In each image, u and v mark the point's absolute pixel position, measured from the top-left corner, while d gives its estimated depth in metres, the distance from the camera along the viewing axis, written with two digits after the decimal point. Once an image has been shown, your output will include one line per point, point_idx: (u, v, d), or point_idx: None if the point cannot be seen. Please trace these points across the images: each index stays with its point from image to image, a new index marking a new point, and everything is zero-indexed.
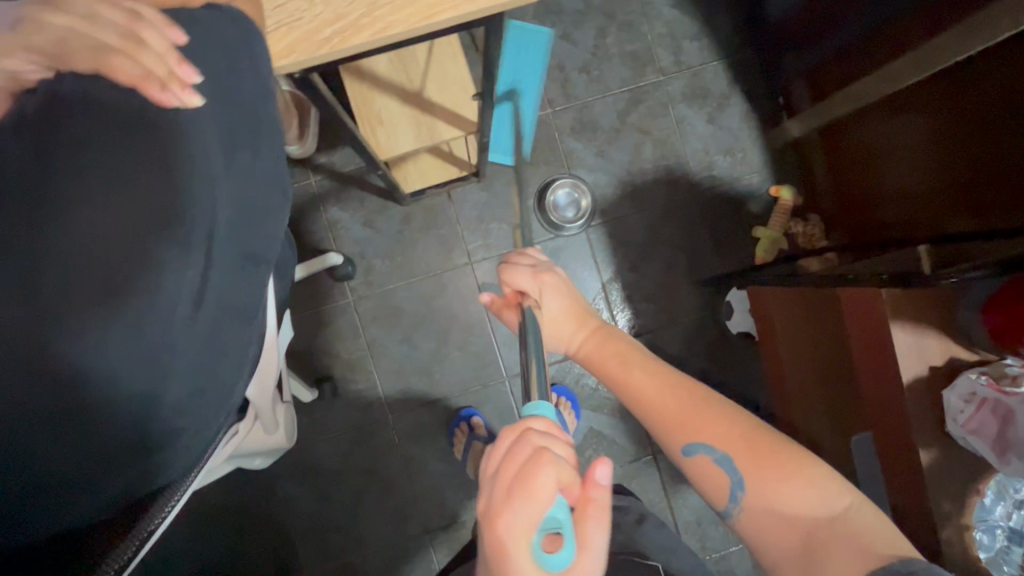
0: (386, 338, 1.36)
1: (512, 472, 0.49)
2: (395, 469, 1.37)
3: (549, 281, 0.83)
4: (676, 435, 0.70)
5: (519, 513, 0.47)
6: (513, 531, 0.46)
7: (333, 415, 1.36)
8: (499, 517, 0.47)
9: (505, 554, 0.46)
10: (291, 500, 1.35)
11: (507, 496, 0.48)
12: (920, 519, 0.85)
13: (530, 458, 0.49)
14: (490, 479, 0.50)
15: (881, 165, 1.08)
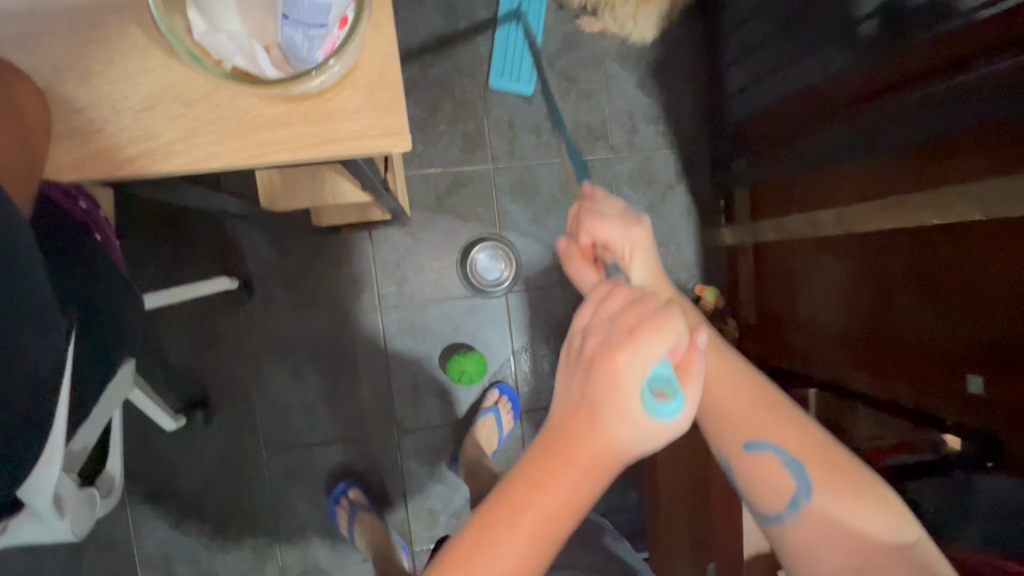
0: (270, 375, 1.22)
1: (631, 313, 0.44)
2: (259, 514, 1.23)
3: (640, 237, 0.62)
4: (738, 430, 0.59)
5: (644, 350, 0.42)
6: (629, 367, 0.42)
7: (196, 448, 1.20)
8: (620, 349, 0.42)
9: (614, 385, 0.42)
10: (134, 531, 1.19)
11: (629, 332, 0.43)
12: None
13: (643, 311, 0.44)
14: (603, 323, 0.45)
15: (798, 296, 1.11)
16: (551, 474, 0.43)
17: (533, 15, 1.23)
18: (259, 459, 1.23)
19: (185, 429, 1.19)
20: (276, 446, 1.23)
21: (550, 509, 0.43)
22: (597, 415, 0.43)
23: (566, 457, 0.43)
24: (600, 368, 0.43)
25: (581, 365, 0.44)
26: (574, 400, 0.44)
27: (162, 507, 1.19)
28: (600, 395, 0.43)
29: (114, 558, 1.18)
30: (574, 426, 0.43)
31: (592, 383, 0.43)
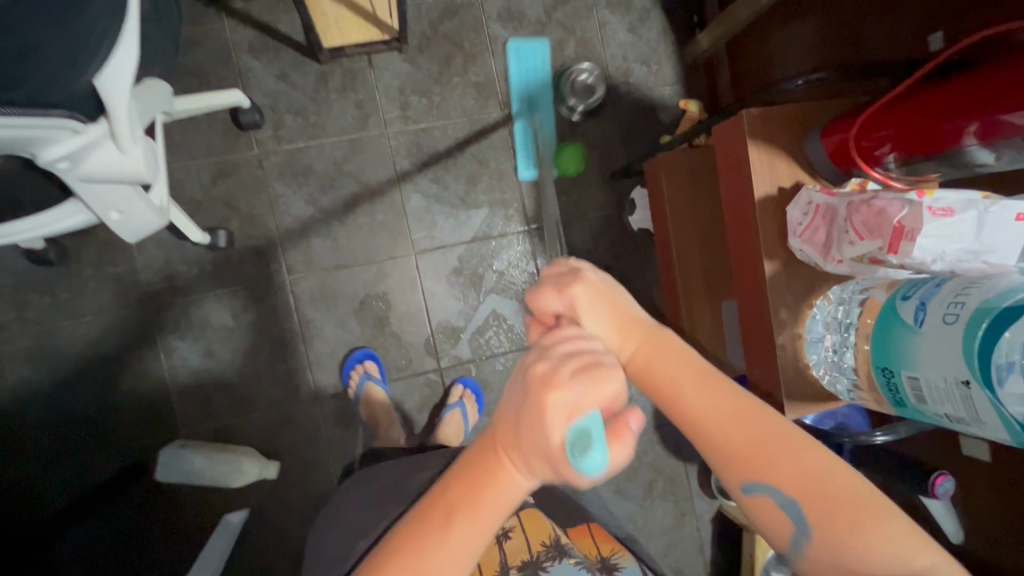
0: (287, 201, 1.27)
1: (574, 361, 0.49)
2: (290, 334, 1.27)
3: (580, 294, 0.58)
4: (735, 468, 0.54)
5: (575, 392, 0.46)
6: (556, 404, 0.46)
7: (225, 272, 1.24)
8: (553, 388, 0.47)
9: (537, 415, 0.46)
10: (172, 354, 1.22)
11: (569, 376, 0.47)
12: (759, 337, 0.87)
13: (594, 361, 0.49)
14: (553, 354, 0.50)
15: (776, 67, 1.23)
16: (495, 460, 0.52)
17: (543, 100, 1.36)
18: (283, 284, 1.27)
19: (209, 257, 1.23)
20: (299, 269, 1.28)
21: (484, 517, 0.52)
22: (518, 432, 0.49)
23: (505, 445, 0.51)
24: (533, 399, 0.47)
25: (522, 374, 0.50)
26: (512, 411, 0.50)
27: (197, 331, 1.23)
28: (529, 419, 0.48)
29: (151, 388, 1.22)
30: (503, 438, 0.51)
31: (525, 418, 0.48)
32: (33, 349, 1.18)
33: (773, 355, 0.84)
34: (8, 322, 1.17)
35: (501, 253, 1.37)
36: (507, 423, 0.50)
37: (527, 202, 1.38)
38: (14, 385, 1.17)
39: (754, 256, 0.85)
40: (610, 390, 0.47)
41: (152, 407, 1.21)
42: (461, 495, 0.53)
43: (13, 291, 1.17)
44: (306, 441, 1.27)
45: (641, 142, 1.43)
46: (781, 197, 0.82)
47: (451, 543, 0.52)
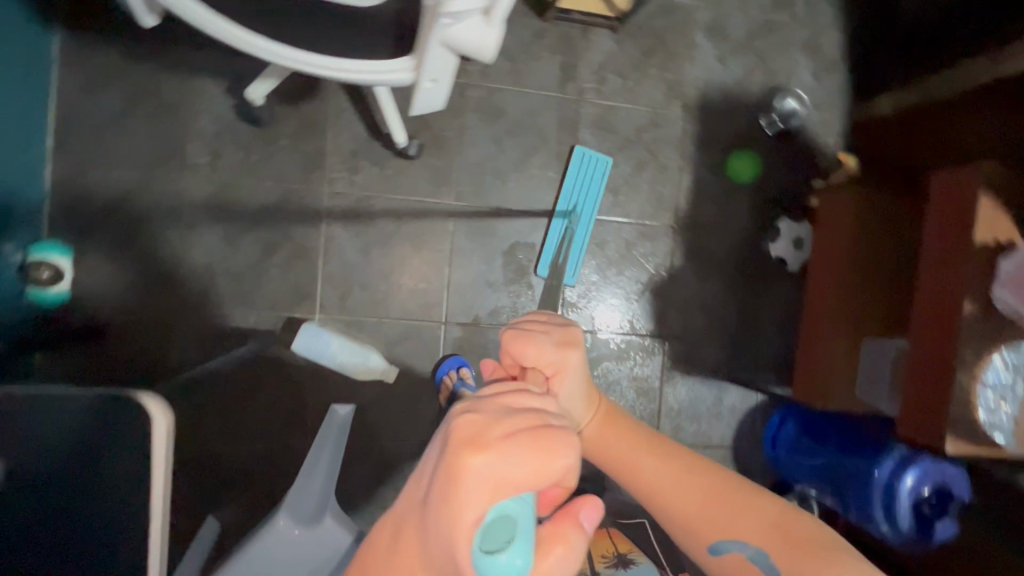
0: (473, 134, 1.33)
1: (523, 418, 0.39)
2: (439, 255, 1.33)
3: (573, 359, 0.59)
4: (701, 532, 0.57)
5: (505, 462, 0.36)
6: (483, 475, 0.35)
7: (402, 179, 1.30)
8: (478, 450, 0.36)
9: (455, 485, 0.35)
10: (331, 240, 1.27)
11: (503, 435, 0.37)
12: (931, 372, 0.93)
13: (541, 423, 0.39)
14: (492, 409, 0.40)
15: (915, 150, 1.31)
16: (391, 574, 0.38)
17: (584, 222, 1.38)
18: (447, 208, 1.33)
19: (393, 162, 1.29)
20: (465, 199, 1.33)
21: None
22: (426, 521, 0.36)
23: (405, 544, 0.38)
24: (447, 467, 0.36)
25: (444, 429, 0.40)
26: (422, 485, 0.39)
27: (358, 226, 1.28)
28: (434, 498, 0.36)
29: (305, 267, 1.26)
30: (407, 532, 0.38)
31: (436, 491, 0.36)
32: (212, 198, 1.22)
33: (948, 390, 0.89)
34: (199, 165, 1.21)
35: (643, 242, 1.43)
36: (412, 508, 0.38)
37: (680, 202, 1.45)
38: (186, 225, 1.20)
39: (954, 295, 0.91)
40: (551, 471, 0.36)
41: (300, 285, 1.26)
42: None
43: (212, 138, 1.21)
44: (423, 359, 1.32)
45: (796, 179, 1.50)
46: (997, 249, 0.89)
47: None
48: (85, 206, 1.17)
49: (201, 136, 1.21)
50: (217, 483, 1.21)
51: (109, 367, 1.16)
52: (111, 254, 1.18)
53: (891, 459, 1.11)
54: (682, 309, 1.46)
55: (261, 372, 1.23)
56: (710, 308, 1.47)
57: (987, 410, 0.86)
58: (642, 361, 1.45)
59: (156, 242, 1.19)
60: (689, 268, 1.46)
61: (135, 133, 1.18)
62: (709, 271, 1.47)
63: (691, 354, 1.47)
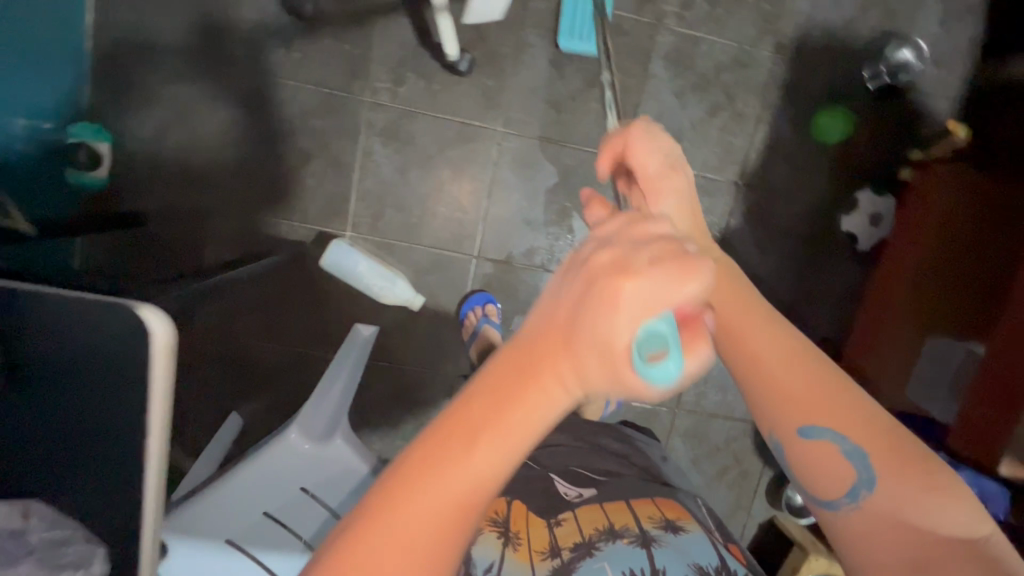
0: (531, 53, 1.20)
1: (655, 246, 0.35)
2: (480, 184, 1.25)
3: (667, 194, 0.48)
4: (798, 412, 0.51)
5: (658, 285, 0.33)
6: (636, 293, 0.33)
7: (448, 96, 1.20)
8: (628, 277, 0.33)
9: (609, 304, 0.33)
10: (368, 154, 1.21)
11: (647, 263, 0.34)
12: (995, 386, 0.84)
13: (676, 249, 0.35)
14: (623, 238, 0.36)
15: None
16: (532, 375, 0.36)
17: None
18: (494, 135, 1.23)
19: (441, 78, 1.19)
20: (513, 126, 1.23)
21: (513, 432, 0.37)
22: (575, 336, 0.34)
23: (551, 358, 0.36)
24: (597, 290, 0.34)
25: (576, 265, 0.36)
26: (564, 305, 0.36)
27: (397, 143, 1.21)
28: (586, 314, 0.34)
29: (341, 182, 1.21)
30: (551, 345, 0.35)
31: (585, 311, 0.34)
32: (253, 97, 1.16)
33: (1013, 410, 0.80)
34: (240, 58, 1.15)
35: (701, 198, 1.31)
36: (555, 323, 0.35)
37: (751, 156, 1.30)
38: (222, 121, 1.16)
39: None
40: (705, 288, 0.34)
41: (334, 199, 1.22)
42: (492, 406, 0.36)
43: (255, 30, 1.14)
44: (451, 292, 1.28)
45: (891, 146, 1.31)
46: None
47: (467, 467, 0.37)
48: (124, 87, 1.13)
49: (243, 26, 1.14)
50: (243, 383, 1.25)
51: (145, 257, 1.18)
52: (147, 144, 1.15)
53: None
54: None
55: (290, 283, 1.23)
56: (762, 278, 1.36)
57: None
58: None
59: (192, 136, 1.16)
60: (747, 231, 1.34)
61: (177, 14, 1.12)
62: (769, 237, 1.34)
63: None
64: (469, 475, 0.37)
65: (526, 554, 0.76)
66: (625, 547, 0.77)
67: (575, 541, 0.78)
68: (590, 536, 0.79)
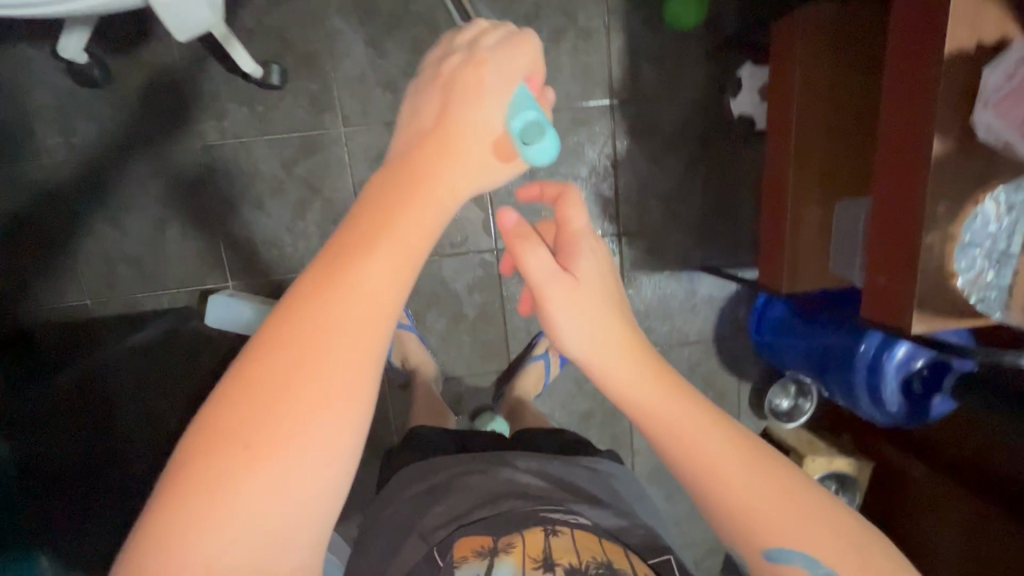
0: (344, 41, 1.12)
1: (498, 53, 0.50)
2: (344, 193, 1.19)
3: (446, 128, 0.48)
4: (761, 531, 0.50)
5: (506, 78, 0.50)
6: (497, 96, 0.49)
7: (277, 114, 1.13)
8: (484, 69, 0.49)
9: (481, 107, 0.48)
10: (220, 200, 1.15)
11: (500, 68, 0.50)
12: (892, 237, 0.74)
13: (515, 70, 0.50)
14: (474, 72, 0.49)
15: None
16: (419, 166, 0.44)
17: None
18: (338, 137, 1.16)
19: (260, 97, 1.12)
20: (354, 122, 1.16)
21: (425, 215, 0.42)
22: (461, 125, 0.47)
23: (434, 157, 0.45)
24: (466, 103, 0.48)
25: (444, 91, 0.49)
26: (441, 116, 0.48)
27: (244, 179, 1.15)
28: (459, 113, 0.48)
29: (202, 235, 1.16)
30: (440, 143, 0.46)
31: (459, 114, 0.47)
32: (79, 178, 1.11)
33: (912, 259, 0.70)
34: (54, 146, 1.09)
35: (576, 130, 1.22)
36: (437, 126, 0.47)
37: (614, 70, 1.20)
38: (65, 215, 1.12)
39: (918, 135, 0.69)
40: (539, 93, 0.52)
41: (202, 254, 1.17)
42: (386, 223, 0.41)
43: (57, 111, 1.08)
44: None
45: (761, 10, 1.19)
46: (978, 55, 0.64)
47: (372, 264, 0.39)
48: None
49: (44, 112, 1.08)
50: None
51: None
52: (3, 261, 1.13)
53: (875, 339, 0.98)
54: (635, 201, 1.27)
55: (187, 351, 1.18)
56: (671, 193, 1.26)
57: (972, 275, 0.69)
58: None
59: (38, 240, 1.12)
60: (637, 149, 1.24)
61: None
62: (663, 149, 1.24)
63: (653, 248, 1.29)
64: (347, 324, 0.38)
65: (520, 563, 0.66)
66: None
67: (571, 565, 0.65)
68: (587, 566, 0.65)
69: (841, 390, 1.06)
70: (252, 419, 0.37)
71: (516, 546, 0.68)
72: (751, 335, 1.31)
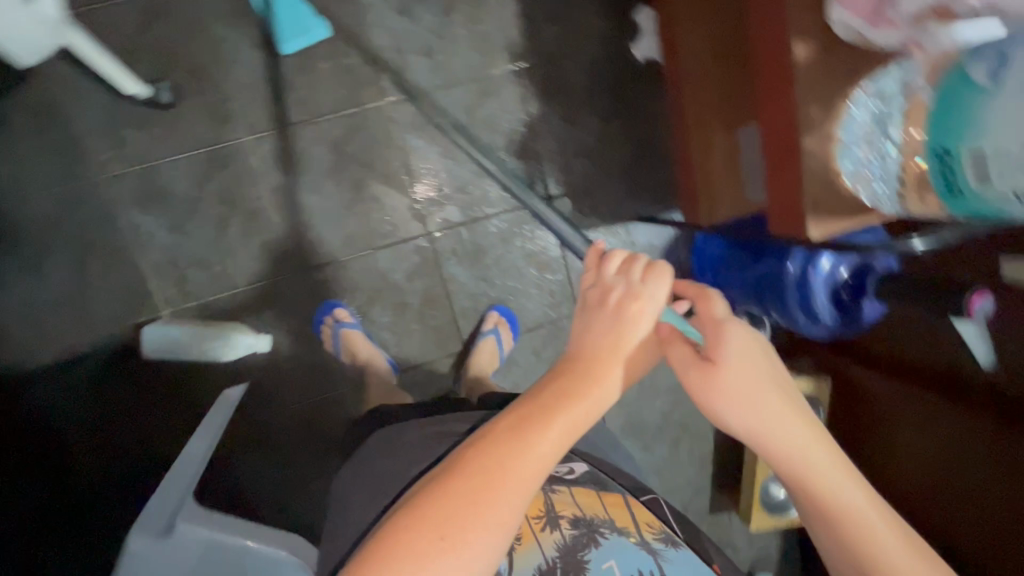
0: (231, 49, 1.11)
1: (638, 269, 0.65)
2: (263, 202, 1.17)
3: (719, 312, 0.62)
4: (867, 553, 0.59)
5: (656, 299, 0.64)
6: (658, 297, 0.64)
7: (178, 133, 1.11)
8: (637, 297, 0.64)
9: (618, 304, 0.64)
10: (137, 230, 1.13)
11: (641, 282, 0.65)
12: (776, 146, 0.75)
13: (648, 265, 0.65)
14: (647, 296, 0.64)
15: None
16: (547, 400, 0.61)
17: None
18: (246, 147, 1.14)
19: (157, 119, 1.10)
20: (259, 128, 1.14)
21: (520, 462, 0.57)
22: (593, 353, 0.64)
23: (575, 375, 0.62)
24: (622, 315, 0.64)
25: (596, 291, 0.66)
26: (597, 339, 0.64)
27: (158, 204, 1.13)
28: (601, 333, 0.64)
29: (127, 267, 1.14)
30: (588, 364, 0.63)
31: (592, 324, 0.65)
32: None
33: (795, 164, 0.72)
34: None
35: (485, 101, 1.20)
36: (603, 347, 0.63)
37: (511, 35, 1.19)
38: None
39: (781, 42, 0.70)
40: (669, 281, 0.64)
41: (130, 287, 1.15)
42: (520, 420, 0.60)
43: None
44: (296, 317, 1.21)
45: None
46: None
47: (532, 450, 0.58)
48: None
49: None
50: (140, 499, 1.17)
51: None
52: None
53: (799, 255, 1.00)
54: (559, 163, 1.27)
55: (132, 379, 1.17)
56: (592, 149, 1.27)
57: (854, 177, 0.70)
58: (532, 235, 1.29)
59: None
60: (551, 111, 1.24)
61: None
62: (576, 106, 1.24)
63: (585, 206, 1.29)
64: (524, 470, 0.57)
65: (531, 535, 0.70)
66: (630, 546, 0.68)
67: (574, 517, 0.71)
68: (589, 517, 0.71)
69: (778, 309, 1.07)
70: (460, 515, 0.55)
71: (522, 525, 0.71)
72: (693, 272, 1.32)
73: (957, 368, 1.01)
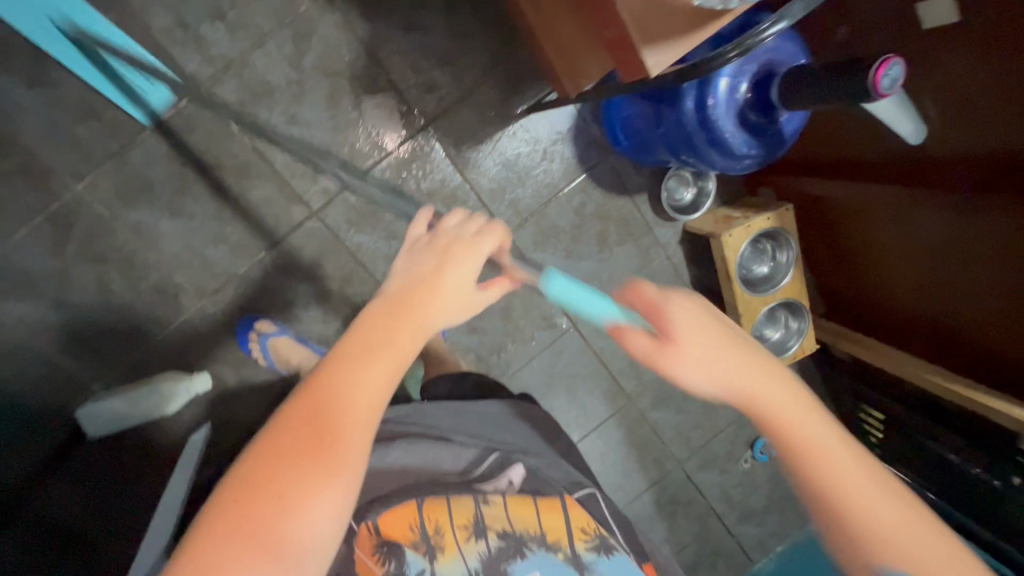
0: (10, 95, 0.97)
1: (473, 224, 0.59)
2: (130, 245, 1.07)
3: (673, 304, 0.54)
4: (858, 528, 0.54)
5: (480, 249, 0.57)
6: (530, 279, 0.61)
7: (4, 208, 1.01)
8: (466, 244, 0.58)
9: (445, 251, 0.57)
10: (21, 321, 1.06)
11: (473, 235, 0.58)
12: None
13: (500, 237, 0.60)
14: (475, 243, 0.58)
15: None
16: (347, 370, 0.51)
17: None
18: (82, 195, 1.03)
19: None
20: (85, 169, 1.02)
21: (336, 437, 0.49)
22: (414, 306, 0.54)
23: (379, 342, 0.53)
24: (443, 257, 0.57)
25: (430, 243, 0.58)
26: (415, 284, 0.55)
27: (26, 287, 1.05)
28: (415, 289, 0.55)
29: (32, 360, 1.08)
30: (393, 321, 0.53)
31: (420, 281, 0.56)
32: None
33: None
34: None
35: (308, 44, 1.04)
36: (409, 294, 0.55)
37: None
38: None
39: None
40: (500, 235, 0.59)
41: (48, 377, 1.09)
42: (328, 392, 0.50)
43: None
44: (223, 345, 1.16)
45: None
46: None
47: (336, 433, 0.49)
48: None
49: None
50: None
51: None
52: None
53: (693, 91, 0.85)
54: (419, 82, 1.11)
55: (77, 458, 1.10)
56: (449, 53, 1.11)
57: None
58: (424, 172, 1.16)
59: None
60: (386, 26, 1.07)
61: None
62: (409, 10, 1.07)
63: (468, 117, 1.15)
64: (334, 444, 0.49)
65: (453, 545, 0.74)
66: (557, 563, 0.75)
67: (502, 530, 0.76)
68: (518, 533, 0.76)
69: (694, 156, 0.95)
70: (294, 472, 0.47)
71: (445, 534, 0.75)
72: (611, 143, 1.19)
73: (914, 155, 0.92)
